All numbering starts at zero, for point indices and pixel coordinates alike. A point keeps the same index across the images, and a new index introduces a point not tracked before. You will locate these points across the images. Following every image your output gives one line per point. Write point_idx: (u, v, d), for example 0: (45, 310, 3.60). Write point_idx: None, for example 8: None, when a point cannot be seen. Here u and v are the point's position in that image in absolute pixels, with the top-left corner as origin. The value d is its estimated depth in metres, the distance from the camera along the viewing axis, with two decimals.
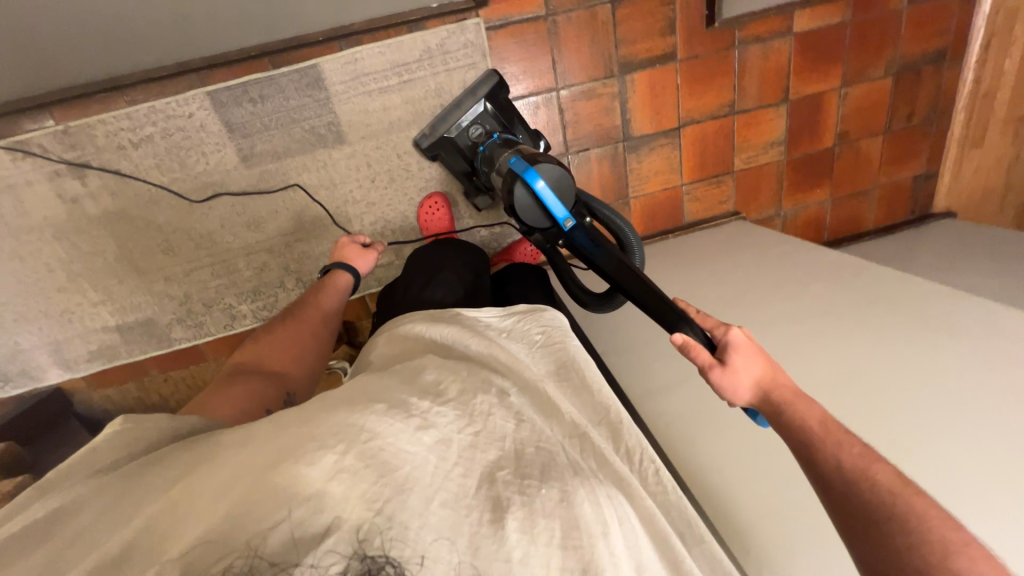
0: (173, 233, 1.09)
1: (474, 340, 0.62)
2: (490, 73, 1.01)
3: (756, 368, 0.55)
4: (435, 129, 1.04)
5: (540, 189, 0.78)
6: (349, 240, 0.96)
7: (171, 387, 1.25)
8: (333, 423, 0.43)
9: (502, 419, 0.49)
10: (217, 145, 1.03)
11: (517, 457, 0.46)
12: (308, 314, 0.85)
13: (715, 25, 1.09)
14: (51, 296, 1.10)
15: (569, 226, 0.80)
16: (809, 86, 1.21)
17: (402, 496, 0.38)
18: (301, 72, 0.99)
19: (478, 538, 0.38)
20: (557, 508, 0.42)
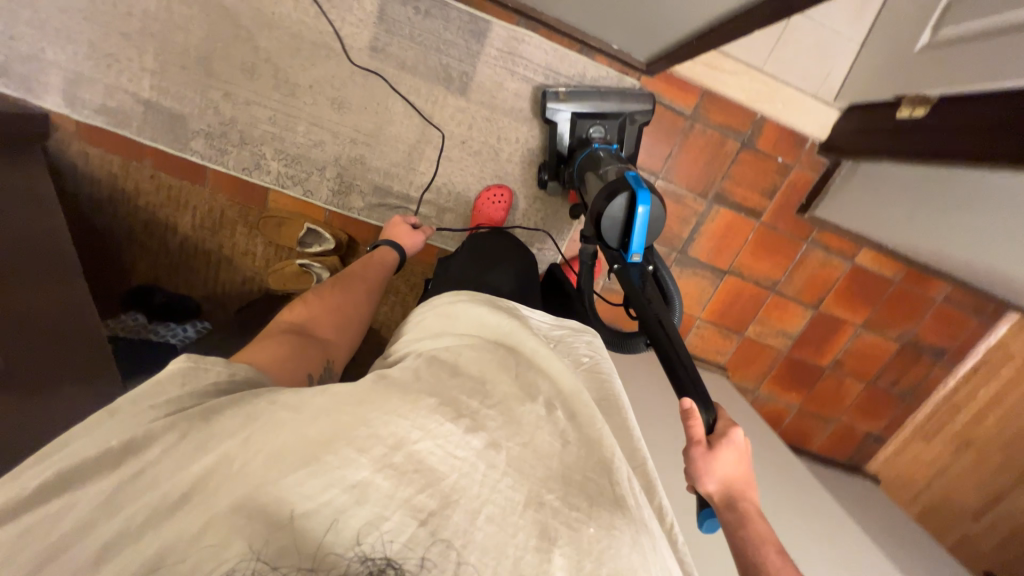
0: (262, 61, 1.06)
1: (530, 340, 0.66)
2: (648, 96, 1.01)
3: (734, 470, 0.58)
4: (568, 98, 1.00)
5: (637, 214, 0.75)
6: (401, 221, 1.07)
7: (151, 188, 1.16)
8: (394, 409, 0.49)
9: (549, 435, 0.54)
10: (359, 21, 1.03)
11: (563, 482, 0.50)
12: (352, 284, 0.88)
13: (804, 214, 1.20)
14: (111, 35, 1.03)
15: (633, 260, 0.78)
16: (838, 310, 1.33)
17: (445, 512, 0.43)
18: (473, 19, 1.02)
19: (521, 562, 0.42)
20: (602, 553, 0.45)
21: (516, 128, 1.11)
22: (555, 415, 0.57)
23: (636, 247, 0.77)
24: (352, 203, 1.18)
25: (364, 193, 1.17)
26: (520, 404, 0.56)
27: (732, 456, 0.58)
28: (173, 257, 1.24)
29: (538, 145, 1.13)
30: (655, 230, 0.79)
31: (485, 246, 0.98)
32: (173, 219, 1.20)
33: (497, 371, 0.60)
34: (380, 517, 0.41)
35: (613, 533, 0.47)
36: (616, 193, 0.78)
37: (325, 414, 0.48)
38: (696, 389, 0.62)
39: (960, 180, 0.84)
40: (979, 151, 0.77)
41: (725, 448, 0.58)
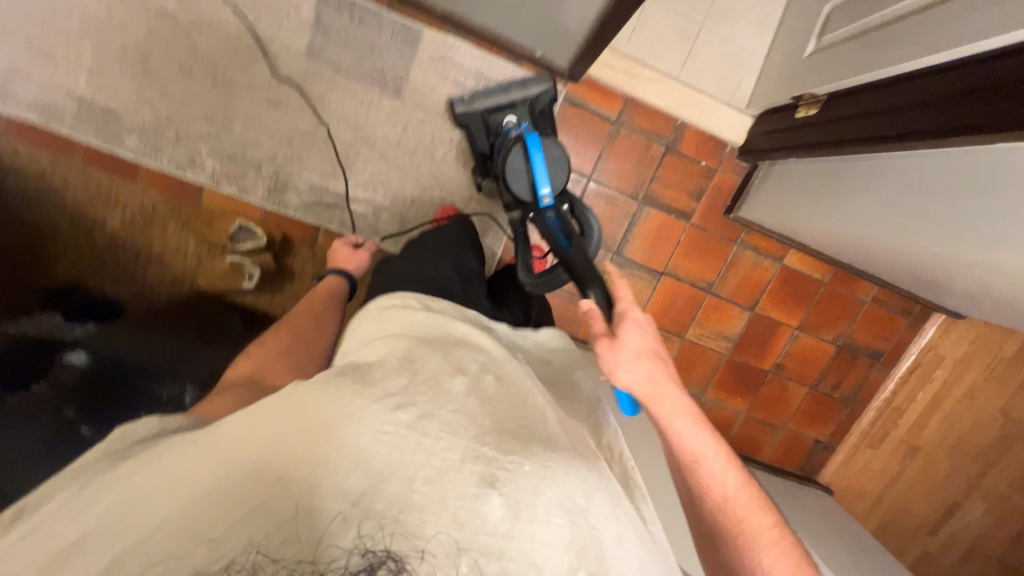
0: (201, 62, 1.09)
1: (453, 324, 0.65)
2: (546, 79, 1.09)
3: (642, 344, 0.62)
4: (474, 101, 1.09)
5: (533, 156, 0.91)
6: (341, 241, 1.05)
7: (81, 184, 1.15)
8: (310, 400, 0.49)
9: (470, 396, 0.53)
10: (296, 27, 1.08)
11: (490, 432, 0.50)
12: (294, 318, 0.86)
13: (730, 215, 1.25)
14: (50, 34, 1.06)
15: (545, 200, 0.88)
16: (773, 312, 1.35)
17: (377, 487, 0.44)
18: (405, 27, 1.09)
19: (462, 508, 0.44)
20: (533, 496, 0.47)
21: (449, 129, 1.15)
22: (487, 381, 0.57)
23: (545, 184, 0.89)
24: (287, 201, 1.18)
25: (300, 192, 1.18)
26: (447, 376, 0.54)
27: (648, 359, 0.61)
28: (100, 256, 1.20)
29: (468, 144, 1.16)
30: (556, 173, 0.95)
31: (421, 244, 0.96)
32: (102, 216, 1.17)
33: (423, 353, 0.57)
34: (343, 490, 0.44)
35: (539, 470, 0.49)
36: (512, 149, 0.95)
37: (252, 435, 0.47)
38: (598, 279, 0.70)
39: (871, 164, 0.88)
40: (891, 133, 0.79)
41: (640, 352, 0.61)
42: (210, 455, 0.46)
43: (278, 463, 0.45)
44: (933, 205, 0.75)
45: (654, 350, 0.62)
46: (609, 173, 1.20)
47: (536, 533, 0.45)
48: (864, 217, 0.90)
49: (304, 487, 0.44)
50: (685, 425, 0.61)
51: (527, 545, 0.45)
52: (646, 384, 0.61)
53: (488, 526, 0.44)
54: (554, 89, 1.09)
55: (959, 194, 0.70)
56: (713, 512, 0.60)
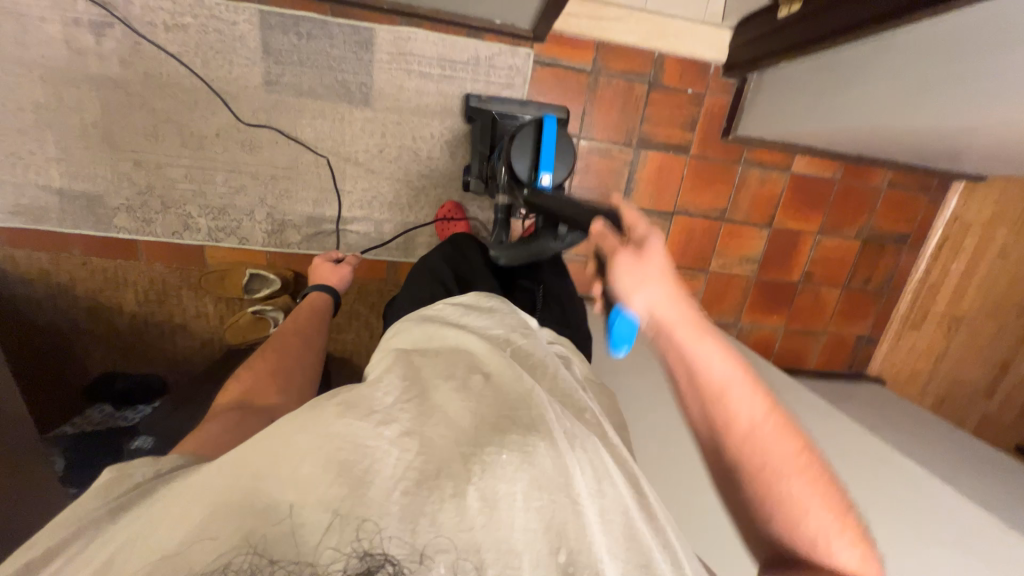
0: (163, 122, 1.06)
1: (446, 330, 0.61)
2: (562, 108, 1.06)
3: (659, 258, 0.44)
4: (489, 103, 1.06)
5: (544, 134, 0.89)
6: (323, 258, 1.04)
7: (85, 274, 1.15)
8: (306, 421, 0.45)
9: (457, 401, 0.48)
10: (246, 60, 1.04)
11: (473, 432, 0.45)
12: (282, 341, 0.84)
13: (728, 137, 1.21)
14: (6, 134, 1.03)
15: (543, 179, 0.87)
16: (792, 223, 1.33)
17: (359, 492, 0.40)
18: (356, 30, 1.03)
19: (437, 512, 0.39)
20: (524, 476, 0.42)
21: (428, 124, 1.12)
22: (474, 382, 0.51)
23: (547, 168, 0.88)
24: (289, 239, 1.17)
25: (298, 227, 1.17)
26: (434, 387, 0.51)
27: (668, 265, 0.44)
28: (125, 337, 1.21)
29: (460, 133, 1.14)
30: (560, 165, 0.91)
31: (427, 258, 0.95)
32: (115, 299, 1.18)
33: (410, 370, 0.53)
34: (307, 512, 0.39)
35: (526, 451, 0.43)
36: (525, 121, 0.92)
37: (243, 457, 0.44)
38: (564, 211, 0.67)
39: (865, 49, 0.84)
40: (862, 20, 0.79)
41: (663, 263, 0.44)
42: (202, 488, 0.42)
43: (263, 485, 0.41)
44: (951, 71, 0.71)
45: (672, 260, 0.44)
46: (599, 136, 1.17)
47: (514, 523, 0.40)
48: (849, 109, 0.90)
49: (271, 510, 0.39)
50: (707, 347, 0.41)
51: (514, 535, 0.40)
52: (663, 291, 0.42)
53: (468, 525, 0.39)
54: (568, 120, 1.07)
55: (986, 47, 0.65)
56: (741, 461, 0.42)
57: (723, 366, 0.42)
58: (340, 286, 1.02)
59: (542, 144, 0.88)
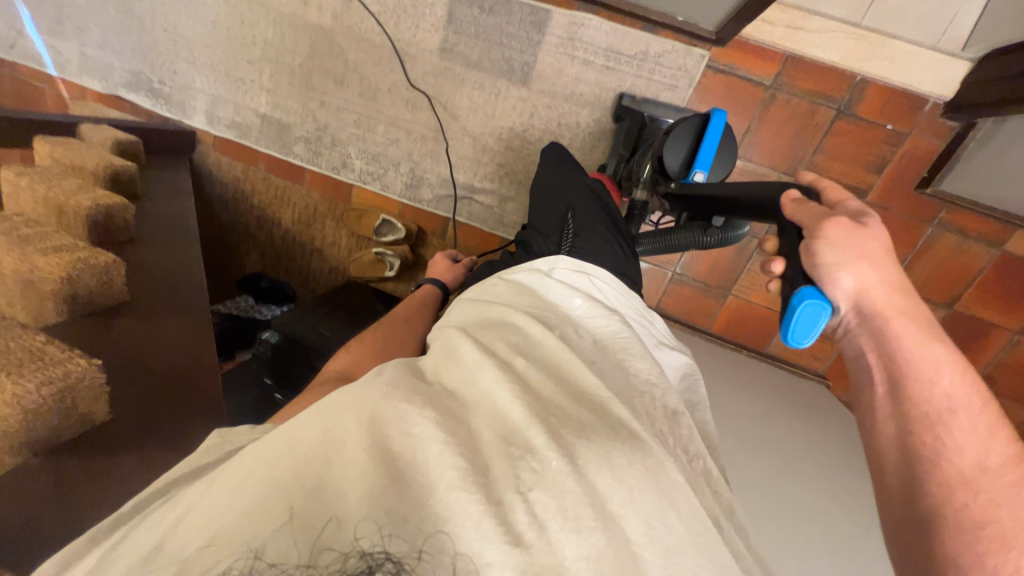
0: (351, 71, 1.20)
1: (503, 314, 0.59)
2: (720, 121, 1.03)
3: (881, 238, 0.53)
4: (643, 103, 1.04)
5: (709, 127, 0.80)
6: (441, 256, 1.07)
7: (263, 188, 1.37)
8: (358, 404, 0.44)
9: (502, 391, 0.46)
10: (430, 26, 1.12)
11: (521, 429, 0.43)
12: (391, 322, 0.85)
13: (925, 190, 1.00)
14: (240, 63, 1.26)
15: (697, 177, 0.81)
16: (985, 310, 1.06)
17: (401, 485, 0.38)
18: (533, 10, 1.05)
19: (480, 511, 0.37)
20: (581, 499, 0.39)
21: (576, 113, 1.11)
22: (518, 367, 0.50)
23: (702, 165, 0.81)
24: (422, 196, 1.27)
25: (433, 186, 1.25)
26: (480, 365, 0.49)
27: (885, 255, 0.52)
28: (278, 248, 1.44)
29: (609, 126, 1.11)
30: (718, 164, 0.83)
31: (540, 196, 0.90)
32: (278, 214, 1.39)
33: (457, 353, 0.52)
34: (350, 495, 0.37)
35: (579, 468, 0.41)
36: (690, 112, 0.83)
37: (287, 442, 0.42)
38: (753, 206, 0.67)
39: None
40: None
41: (885, 249, 0.52)
42: (252, 463, 0.41)
43: (312, 464, 0.40)
44: None
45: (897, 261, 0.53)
46: (759, 158, 1.05)
47: (567, 551, 0.37)
48: None
49: (321, 492, 0.38)
50: (917, 347, 0.50)
51: (566, 561, 0.37)
52: (883, 276, 0.52)
53: (513, 535, 0.37)
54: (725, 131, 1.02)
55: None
56: (941, 477, 0.44)
57: (928, 373, 0.48)
58: (451, 285, 1.04)
59: (703, 139, 0.80)
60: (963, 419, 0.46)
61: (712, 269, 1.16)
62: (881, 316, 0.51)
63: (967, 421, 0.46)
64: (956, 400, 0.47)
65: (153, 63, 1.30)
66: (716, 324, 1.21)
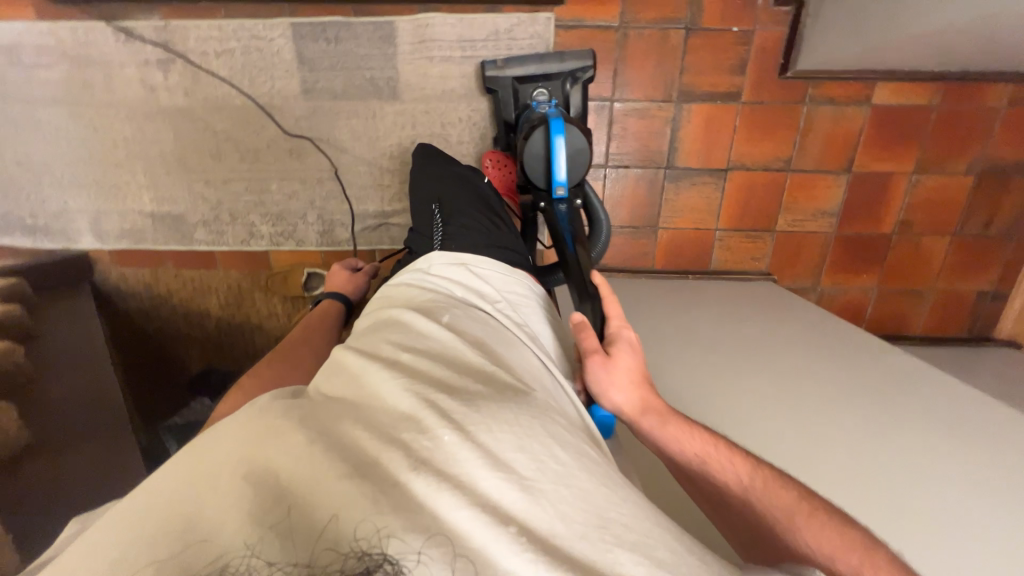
0: (223, 141, 1.17)
1: (389, 322, 0.63)
2: (587, 53, 1.01)
3: (627, 363, 0.65)
4: (507, 65, 1.03)
5: (556, 145, 0.86)
6: (339, 267, 1.05)
7: (178, 284, 1.31)
8: (251, 435, 0.46)
9: (391, 388, 0.50)
10: (286, 72, 1.10)
11: (415, 413, 0.47)
12: (291, 349, 0.83)
13: (787, 75, 1.06)
14: (108, 170, 1.20)
15: (559, 194, 0.89)
16: (879, 164, 1.14)
17: (312, 501, 0.40)
18: (378, 26, 1.05)
19: (385, 495, 0.40)
20: (473, 455, 0.43)
21: (455, 109, 1.11)
22: (404, 361, 0.54)
23: (562, 177, 0.88)
24: (339, 238, 1.24)
25: (346, 225, 1.23)
26: (368, 372, 0.53)
27: (628, 375, 0.64)
28: (215, 339, 1.37)
29: (488, 111, 1.12)
30: (575, 165, 0.90)
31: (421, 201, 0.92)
32: (203, 306, 1.33)
33: (347, 368, 0.55)
34: (243, 521, 0.39)
35: (467, 430, 0.45)
36: (535, 130, 0.88)
37: (179, 481, 0.43)
38: (589, 297, 0.73)
39: None
40: None
41: (630, 371, 0.64)
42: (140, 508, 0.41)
43: (214, 486, 0.42)
44: None
45: (641, 372, 0.65)
46: (636, 96, 1.09)
47: (471, 499, 0.40)
48: None
49: (220, 518, 0.40)
50: (678, 426, 0.62)
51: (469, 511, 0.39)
52: (637, 388, 0.63)
53: (417, 508, 0.39)
54: (594, 64, 1.02)
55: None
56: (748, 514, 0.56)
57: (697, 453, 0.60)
58: (355, 295, 1.02)
59: (552, 157, 0.87)
60: (725, 462, 0.59)
61: (633, 211, 1.19)
62: (651, 426, 0.62)
63: (724, 453, 0.59)
64: (716, 448, 0.60)
65: (17, 199, 1.23)
66: (658, 261, 1.24)
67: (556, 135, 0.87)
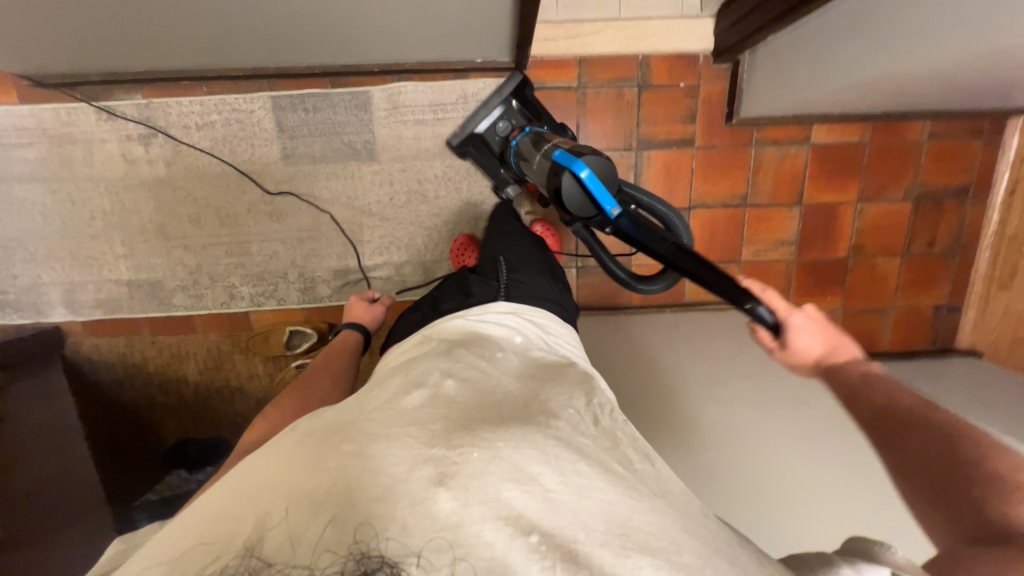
0: (204, 207, 1.19)
1: (427, 353, 0.67)
2: (515, 73, 1.09)
3: (814, 342, 0.66)
4: (465, 127, 1.12)
5: (586, 177, 0.78)
6: (359, 298, 1.05)
7: (154, 351, 1.28)
8: (294, 450, 0.49)
9: (426, 412, 0.53)
10: (266, 141, 1.15)
11: (449, 434, 0.49)
12: (312, 379, 0.82)
13: (733, 122, 1.16)
14: (85, 240, 1.20)
15: (615, 213, 0.81)
16: (826, 195, 1.23)
17: (340, 508, 0.42)
18: (353, 95, 1.12)
19: (415, 502, 0.42)
20: (504, 468, 0.45)
21: (430, 166, 1.17)
22: (442, 390, 0.58)
23: (609, 200, 0.80)
24: (321, 294, 1.25)
25: (328, 281, 1.24)
26: (406, 398, 0.55)
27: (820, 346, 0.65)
28: (193, 405, 1.33)
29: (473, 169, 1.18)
30: (611, 177, 0.81)
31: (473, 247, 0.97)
32: (181, 372, 1.30)
33: (389, 390, 0.58)
34: (275, 515, 0.42)
35: (498, 448, 0.47)
36: (559, 177, 0.80)
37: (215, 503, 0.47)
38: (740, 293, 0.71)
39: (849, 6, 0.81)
40: None
41: (821, 341, 0.65)
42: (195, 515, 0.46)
43: (245, 493, 0.45)
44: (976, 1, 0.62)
45: (831, 335, 0.66)
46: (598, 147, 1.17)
47: (493, 512, 0.42)
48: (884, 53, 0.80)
49: (249, 515, 0.43)
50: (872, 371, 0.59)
51: (488, 519, 0.41)
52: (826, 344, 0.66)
53: (438, 516, 0.41)
54: (525, 77, 1.09)
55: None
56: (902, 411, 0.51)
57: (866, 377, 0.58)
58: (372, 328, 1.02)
59: (591, 187, 0.79)
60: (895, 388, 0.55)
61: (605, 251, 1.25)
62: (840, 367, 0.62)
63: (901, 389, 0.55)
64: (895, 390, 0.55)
65: None
66: (634, 296, 1.28)
67: (585, 170, 0.78)
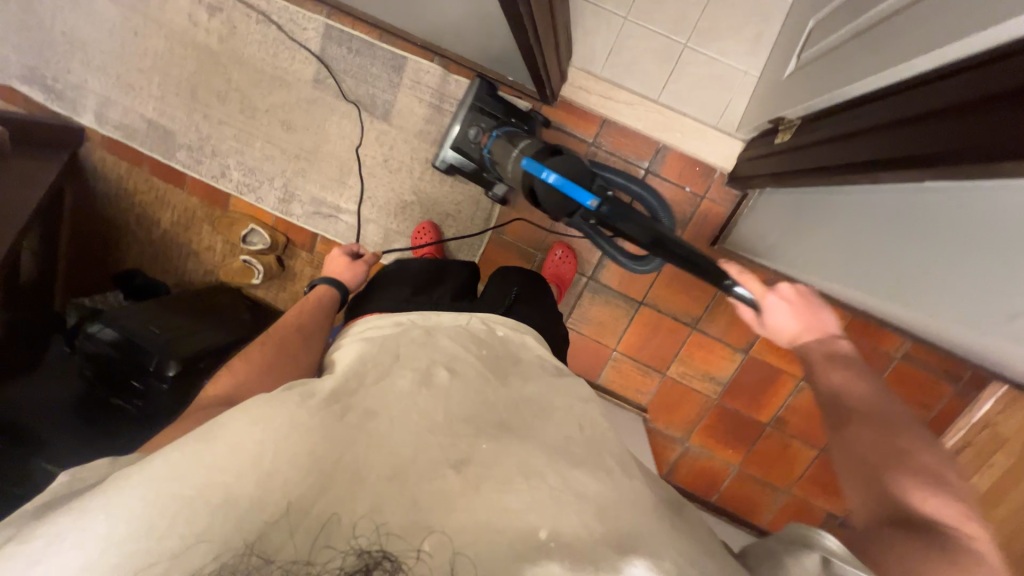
0: (233, 89, 1.29)
1: (412, 333, 0.65)
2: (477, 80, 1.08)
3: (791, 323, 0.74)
4: (444, 145, 1.11)
5: (556, 181, 0.80)
6: (339, 252, 1.07)
7: (145, 187, 1.41)
8: (273, 422, 0.47)
9: (421, 394, 0.54)
10: (306, 59, 1.23)
11: (448, 424, 0.51)
12: (277, 334, 0.82)
13: (716, 246, 1.15)
14: (132, 69, 1.33)
15: (595, 204, 0.82)
16: (774, 358, 1.19)
17: (335, 486, 0.44)
18: (394, 56, 1.18)
19: (421, 488, 0.45)
20: (516, 478, 0.47)
21: (430, 149, 1.22)
22: (437, 375, 0.57)
23: (583, 195, 0.81)
24: (292, 210, 1.34)
25: (303, 202, 1.33)
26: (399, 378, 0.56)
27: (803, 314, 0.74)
28: (156, 247, 1.46)
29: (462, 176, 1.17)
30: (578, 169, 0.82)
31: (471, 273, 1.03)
32: (158, 216, 1.43)
33: (378, 364, 0.58)
34: (270, 503, 0.41)
35: (501, 455, 0.49)
36: (533, 188, 0.82)
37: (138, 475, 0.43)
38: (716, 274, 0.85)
39: (848, 201, 0.74)
40: (839, 161, 0.69)
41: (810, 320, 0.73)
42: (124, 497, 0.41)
43: (215, 481, 0.42)
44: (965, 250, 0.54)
45: (808, 299, 0.74)
46: None
47: (503, 506, 0.45)
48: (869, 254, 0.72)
49: (221, 508, 0.40)
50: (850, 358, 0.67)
51: (496, 518, 0.44)
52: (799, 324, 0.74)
53: (447, 511, 0.44)
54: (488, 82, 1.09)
55: (966, 237, 0.53)
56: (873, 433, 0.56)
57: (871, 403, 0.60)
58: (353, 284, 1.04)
59: (564, 189, 0.80)
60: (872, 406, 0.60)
61: None
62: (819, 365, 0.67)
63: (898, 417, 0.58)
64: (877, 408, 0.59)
65: (48, 59, 1.35)
66: None
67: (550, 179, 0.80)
